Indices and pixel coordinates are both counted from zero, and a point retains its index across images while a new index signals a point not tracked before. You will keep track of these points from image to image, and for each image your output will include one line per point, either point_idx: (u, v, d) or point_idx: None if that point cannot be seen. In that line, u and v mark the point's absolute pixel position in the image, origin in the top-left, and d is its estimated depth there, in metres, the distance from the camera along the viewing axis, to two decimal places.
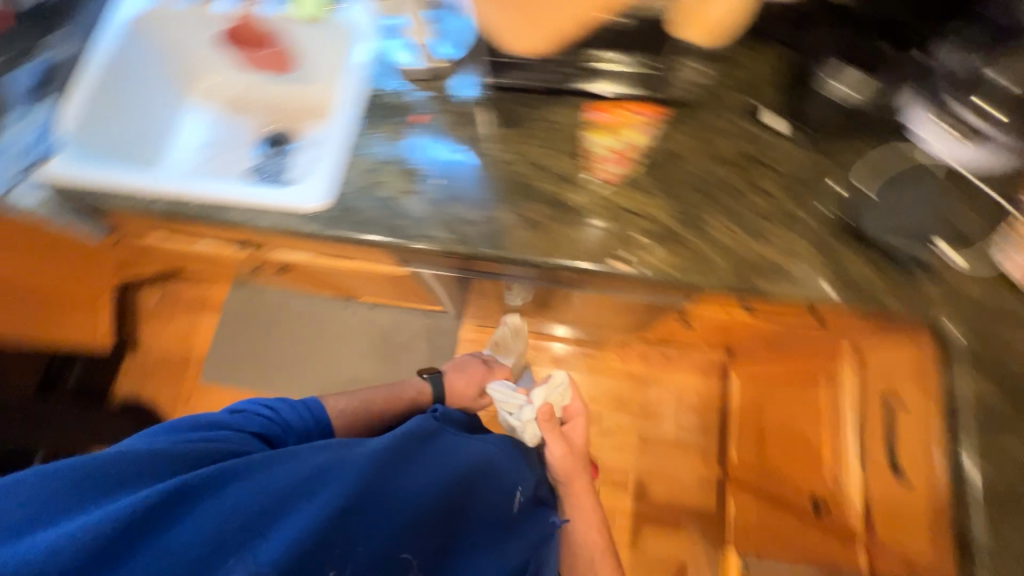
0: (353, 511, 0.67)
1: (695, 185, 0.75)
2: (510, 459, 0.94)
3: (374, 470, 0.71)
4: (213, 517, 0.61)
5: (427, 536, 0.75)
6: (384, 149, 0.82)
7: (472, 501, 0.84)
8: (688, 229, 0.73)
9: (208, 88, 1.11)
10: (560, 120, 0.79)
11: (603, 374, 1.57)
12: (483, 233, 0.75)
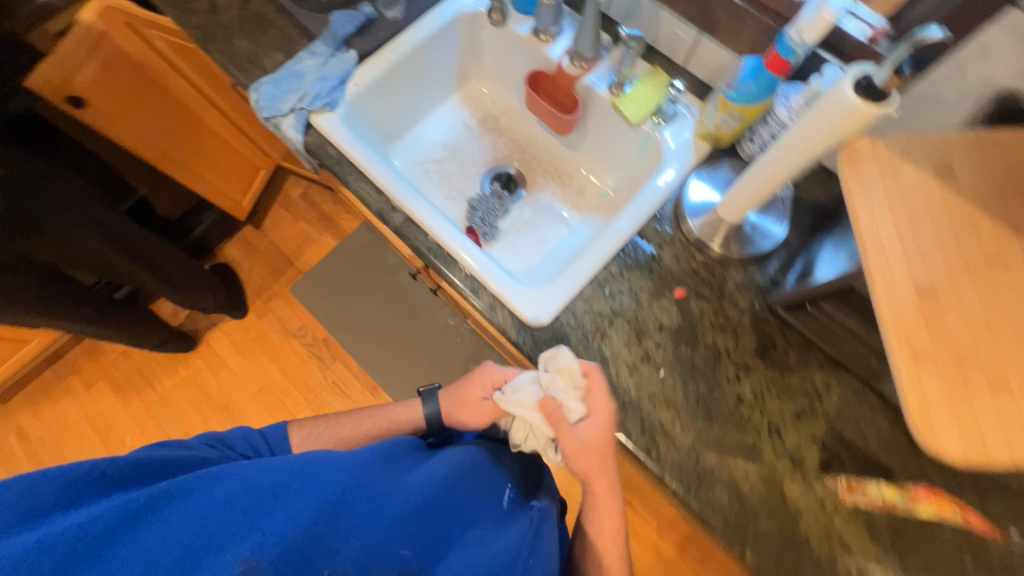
0: (340, 505, 0.50)
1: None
2: (481, 493, 0.62)
3: (356, 462, 0.55)
4: (177, 520, 0.46)
5: (436, 542, 0.53)
6: (630, 303, 0.72)
7: (476, 510, 0.59)
8: None
9: (478, 93, 1.06)
10: (815, 383, 0.68)
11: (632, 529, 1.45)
12: (667, 444, 0.66)
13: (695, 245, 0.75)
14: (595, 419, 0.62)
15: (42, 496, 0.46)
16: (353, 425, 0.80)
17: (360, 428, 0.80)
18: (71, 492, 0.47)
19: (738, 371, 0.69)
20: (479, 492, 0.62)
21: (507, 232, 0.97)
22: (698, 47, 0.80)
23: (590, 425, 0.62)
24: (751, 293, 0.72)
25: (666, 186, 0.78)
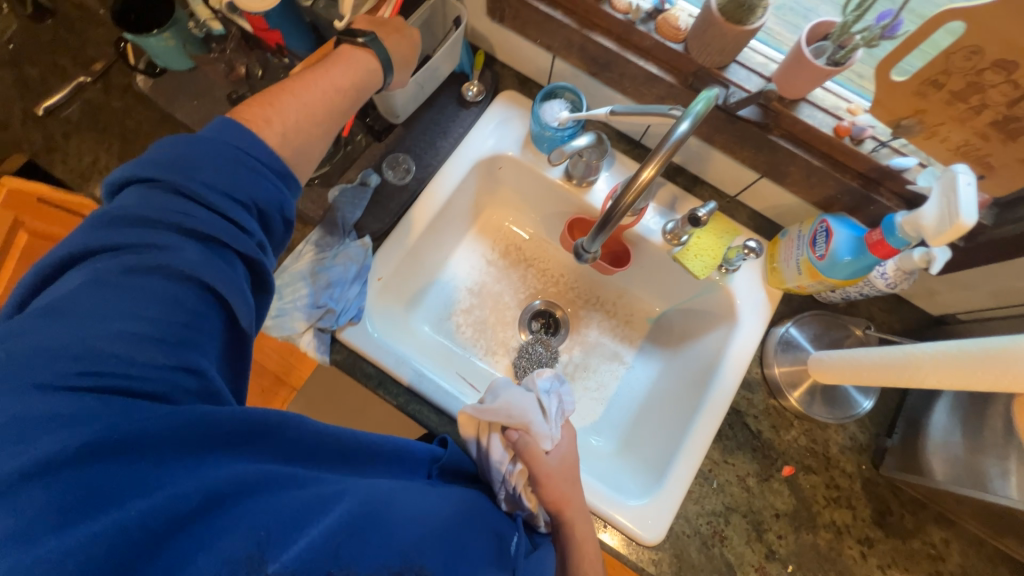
0: (360, 527, 0.39)
1: None
2: (483, 518, 0.52)
3: (393, 489, 0.45)
4: (213, 526, 0.35)
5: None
6: (739, 492, 0.68)
7: (481, 548, 0.49)
8: None
9: (496, 221, 0.93)
10: (935, 541, 0.67)
11: None
12: None
13: (788, 415, 0.71)
14: (571, 435, 0.65)
15: (74, 321, 0.36)
16: (324, 101, 0.54)
17: (336, 78, 0.56)
18: (139, 363, 0.37)
19: (861, 546, 0.67)
20: (491, 533, 0.52)
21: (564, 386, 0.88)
22: (757, 185, 0.73)
23: (561, 446, 0.63)
24: (854, 457, 0.70)
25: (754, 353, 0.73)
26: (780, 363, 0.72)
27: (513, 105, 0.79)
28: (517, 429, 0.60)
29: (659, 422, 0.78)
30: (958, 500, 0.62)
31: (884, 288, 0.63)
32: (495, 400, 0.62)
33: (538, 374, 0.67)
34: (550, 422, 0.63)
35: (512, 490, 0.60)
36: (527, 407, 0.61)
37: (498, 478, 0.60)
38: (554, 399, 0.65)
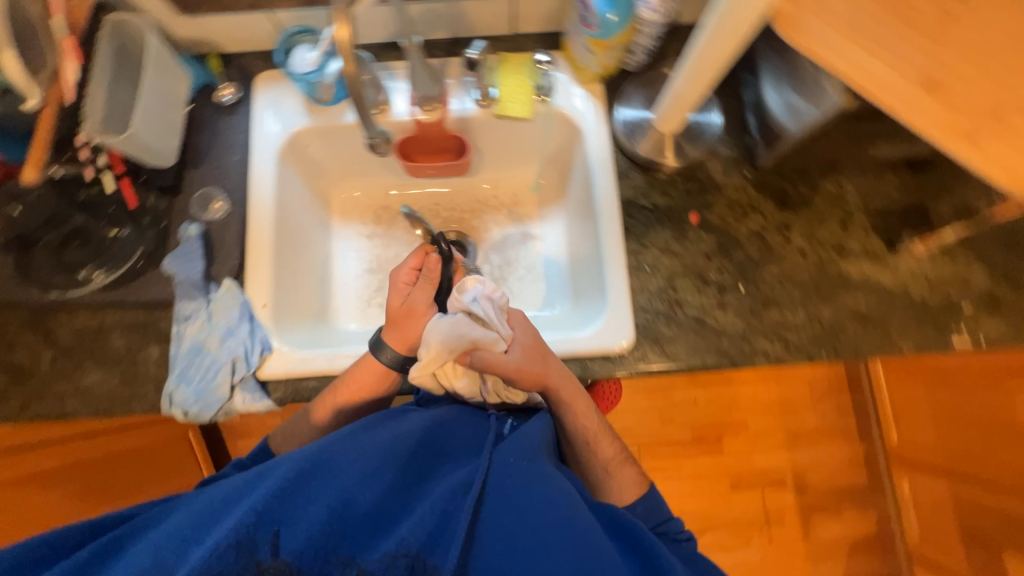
0: (315, 469, 0.52)
1: (1003, 254, 0.72)
2: (470, 424, 0.62)
3: (377, 435, 0.57)
4: (207, 505, 0.51)
5: (419, 489, 0.53)
6: (670, 261, 0.72)
7: (464, 442, 0.60)
8: (992, 284, 0.71)
9: (348, 200, 0.91)
10: (832, 192, 0.74)
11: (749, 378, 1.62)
12: (790, 326, 0.70)
13: (669, 176, 0.75)
14: (520, 327, 0.68)
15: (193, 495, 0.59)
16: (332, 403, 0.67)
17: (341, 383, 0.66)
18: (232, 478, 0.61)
19: (783, 234, 0.73)
20: (483, 432, 0.62)
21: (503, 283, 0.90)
22: (518, 8, 0.74)
23: (516, 341, 0.66)
24: (737, 171, 0.75)
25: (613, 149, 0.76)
26: (633, 143, 0.75)
27: (274, 83, 0.76)
28: (467, 352, 0.64)
29: (586, 258, 0.80)
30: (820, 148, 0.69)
31: (662, 19, 0.66)
32: (427, 349, 0.63)
33: (466, 287, 0.67)
34: (495, 328, 0.65)
35: (504, 396, 0.67)
36: (462, 327, 0.63)
37: (480, 399, 0.67)
38: (489, 301, 0.66)
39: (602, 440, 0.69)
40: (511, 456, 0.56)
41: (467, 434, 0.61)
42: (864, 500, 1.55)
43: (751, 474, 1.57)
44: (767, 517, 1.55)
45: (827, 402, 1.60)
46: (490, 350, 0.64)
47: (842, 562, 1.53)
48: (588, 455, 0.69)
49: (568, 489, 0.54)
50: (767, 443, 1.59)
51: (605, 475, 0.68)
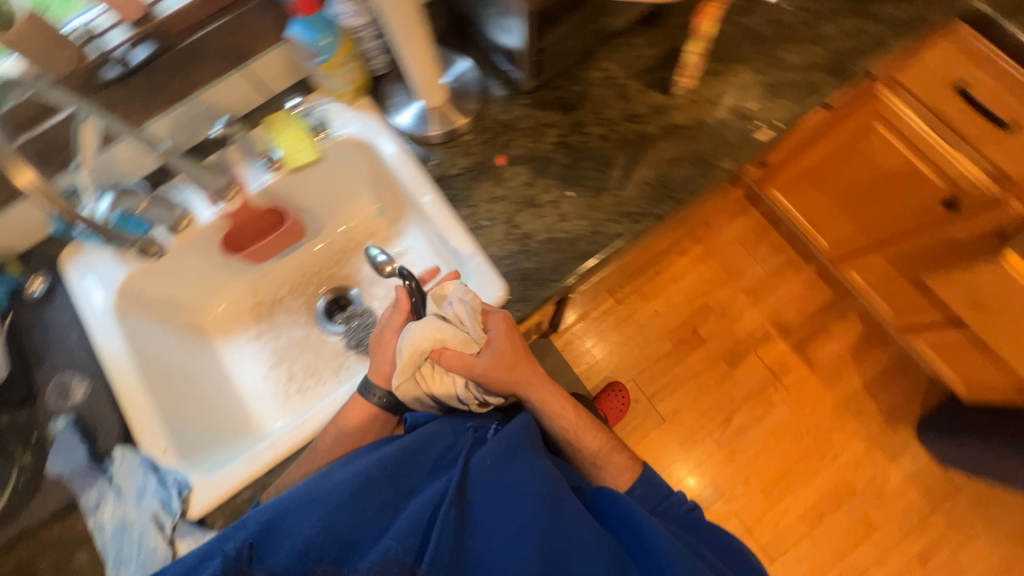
0: (299, 507, 0.58)
1: (753, 48, 0.80)
2: (455, 433, 0.66)
3: (367, 460, 0.62)
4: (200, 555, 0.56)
5: (401, 501, 0.60)
6: (501, 204, 0.76)
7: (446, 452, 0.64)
8: (760, 76, 0.78)
9: (219, 316, 0.92)
10: (599, 76, 0.81)
11: (687, 264, 1.69)
12: (626, 200, 0.75)
13: (463, 136, 0.80)
14: (496, 322, 0.68)
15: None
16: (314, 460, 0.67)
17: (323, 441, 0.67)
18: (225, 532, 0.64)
19: (578, 131, 0.78)
20: (461, 434, 0.66)
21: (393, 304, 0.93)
22: (255, 74, 0.77)
23: (491, 337, 0.67)
24: (516, 104, 0.80)
25: (407, 143, 0.80)
26: (416, 130, 0.79)
27: (80, 254, 0.77)
28: (441, 352, 0.65)
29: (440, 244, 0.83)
30: (559, 48, 0.75)
31: (366, 19, 0.71)
32: (403, 357, 0.65)
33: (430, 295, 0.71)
34: (466, 323, 0.66)
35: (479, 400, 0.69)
36: (436, 327, 0.65)
37: (463, 400, 0.68)
38: (461, 302, 0.67)
39: (587, 434, 0.76)
40: (493, 457, 0.62)
41: (449, 439, 0.66)
42: (839, 306, 1.63)
43: (739, 342, 1.62)
44: (773, 373, 1.60)
45: (761, 246, 1.70)
46: (466, 346, 0.66)
47: (857, 368, 1.59)
48: (578, 449, 0.76)
49: (548, 478, 0.61)
50: (736, 309, 1.65)
51: (596, 466, 0.76)
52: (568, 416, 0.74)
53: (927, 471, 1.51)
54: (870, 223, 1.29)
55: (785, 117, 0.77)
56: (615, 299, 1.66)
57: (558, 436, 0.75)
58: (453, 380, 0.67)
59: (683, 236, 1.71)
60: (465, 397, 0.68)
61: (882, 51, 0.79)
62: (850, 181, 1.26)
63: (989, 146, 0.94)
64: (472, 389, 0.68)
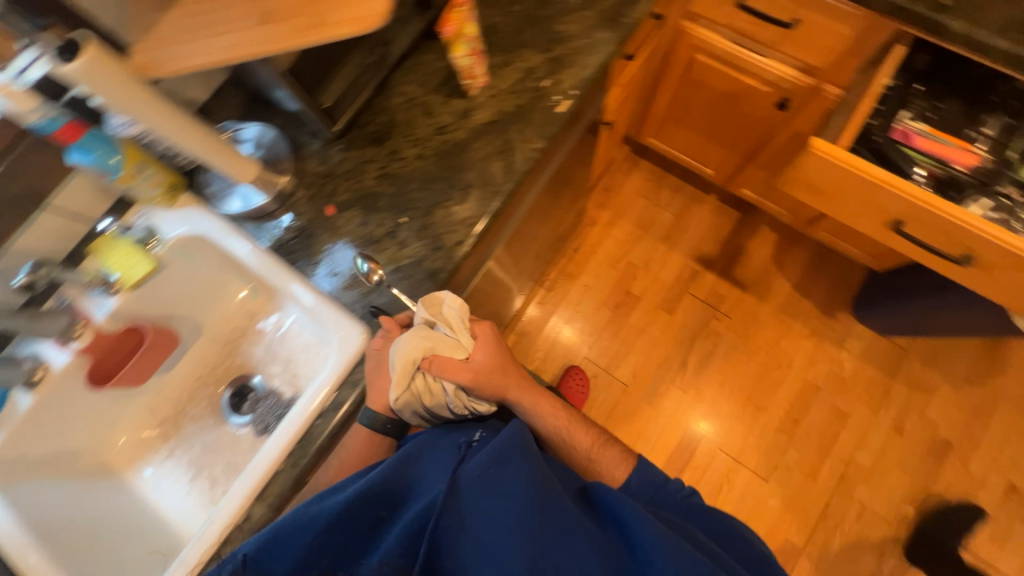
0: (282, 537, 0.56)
1: (530, 30, 0.84)
2: (440, 449, 0.65)
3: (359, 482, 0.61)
4: None
5: (392, 516, 0.58)
6: (343, 252, 0.77)
7: (430, 468, 0.62)
8: (544, 53, 0.82)
9: (123, 448, 0.89)
10: (400, 101, 0.83)
11: (601, 231, 1.73)
12: (458, 207, 0.76)
13: (293, 199, 0.81)
14: (481, 331, 0.74)
15: None
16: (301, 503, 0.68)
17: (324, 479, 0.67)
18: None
19: (395, 158, 0.80)
20: (448, 449, 0.64)
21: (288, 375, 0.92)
22: (65, 209, 0.77)
23: (478, 345, 0.73)
24: (332, 152, 0.82)
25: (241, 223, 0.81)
26: (243, 209, 0.80)
27: None
28: (430, 359, 0.67)
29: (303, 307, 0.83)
30: (346, 91, 0.78)
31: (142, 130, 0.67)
32: (396, 366, 0.65)
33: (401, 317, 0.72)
34: (454, 331, 0.70)
35: (467, 408, 0.71)
36: (424, 332, 0.67)
37: (450, 407, 0.69)
38: (450, 308, 0.70)
39: (576, 433, 0.79)
40: (489, 455, 0.60)
41: (443, 452, 0.64)
42: (749, 223, 1.70)
43: (672, 288, 1.67)
44: (712, 305, 1.64)
45: (662, 192, 1.75)
46: (457, 349, 0.70)
47: (782, 274, 1.65)
48: (572, 448, 0.78)
49: (539, 479, 0.58)
50: (658, 258, 1.70)
51: (592, 462, 0.78)
52: (559, 417, 0.79)
53: (875, 346, 1.57)
54: (733, 141, 1.35)
55: (577, 82, 0.80)
56: (545, 287, 1.69)
57: (550, 437, 0.78)
58: (444, 388, 0.69)
59: (588, 207, 1.75)
60: (455, 404, 0.70)
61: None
62: (699, 111, 1.32)
63: (786, 45, 1.00)
64: (462, 395, 0.70)
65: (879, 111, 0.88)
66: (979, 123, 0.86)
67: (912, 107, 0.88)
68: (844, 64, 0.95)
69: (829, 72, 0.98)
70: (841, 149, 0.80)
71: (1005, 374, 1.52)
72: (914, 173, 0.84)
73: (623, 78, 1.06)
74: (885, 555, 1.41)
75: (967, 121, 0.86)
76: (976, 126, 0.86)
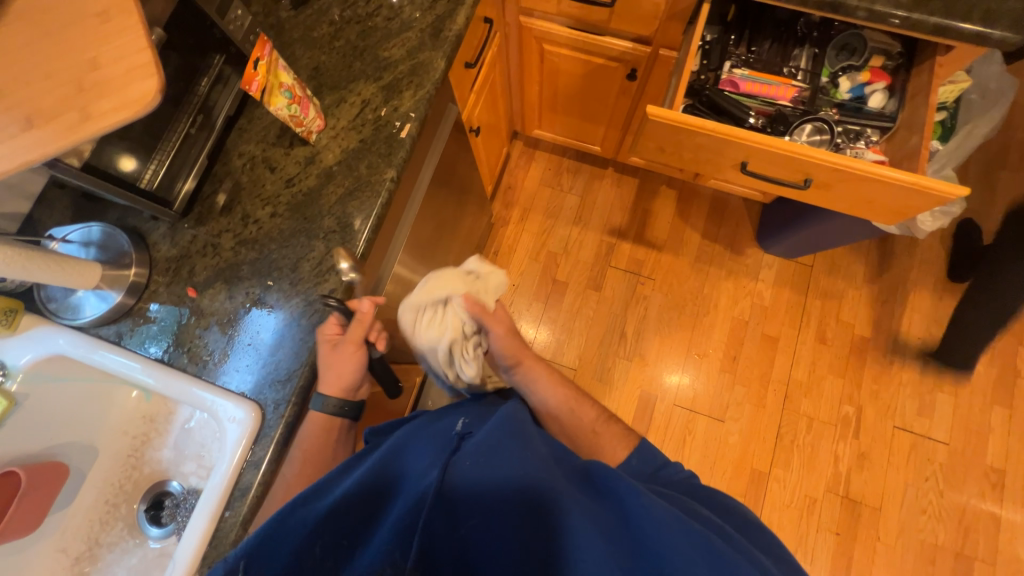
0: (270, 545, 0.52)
1: (359, 64, 0.83)
2: (428, 441, 0.63)
3: (344, 484, 0.57)
4: None
5: (384, 513, 0.55)
6: (218, 332, 0.73)
7: (417, 460, 0.59)
8: (378, 82, 0.82)
9: None
10: (240, 162, 0.80)
11: (515, 228, 1.75)
12: (325, 258, 0.74)
13: (149, 291, 0.76)
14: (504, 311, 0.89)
15: None
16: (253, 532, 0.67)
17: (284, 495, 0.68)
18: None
19: (249, 223, 0.77)
20: (433, 442, 0.62)
21: (193, 464, 0.86)
22: None
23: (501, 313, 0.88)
24: (179, 233, 0.78)
25: (101, 332, 0.76)
26: (97, 319, 0.75)
27: None
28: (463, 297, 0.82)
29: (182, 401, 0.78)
30: (174, 168, 0.74)
31: None
32: (447, 273, 0.83)
33: (351, 305, 0.71)
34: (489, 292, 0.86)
35: (456, 355, 0.80)
36: (469, 278, 0.84)
37: (439, 343, 0.80)
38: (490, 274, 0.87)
39: (580, 407, 0.83)
40: (479, 438, 0.58)
41: (427, 442, 0.63)
42: (649, 186, 1.77)
43: (595, 266, 1.71)
44: (634, 272, 1.70)
45: (562, 177, 1.80)
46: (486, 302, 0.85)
47: (690, 226, 1.74)
48: (578, 418, 0.81)
49: (535, 462, 0.56)
50: (575, 240, 1.74)
51: (597, 435, 0.80)
52: (565, 389, 0.84)
53: (785, 270, 1.69)
54: (605, 116, 1.41)
55: (416, 104, 0.80)
56: None
57: (556, 410, 0.81)
58: (451, 326, 0.80)
59: (497, 209, 1.77)
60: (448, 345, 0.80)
61: (460, 7, 0.85)
62: (565, 95, 1.36)
63: (614, 22, 1.05)
64: (461, 342, 0.81)
65: (702, 68, 0.95)
66: (790, 57, 0.94)
67: (731, 56, 0.95)
68: (667, 29, 1.01)
69: (658, 40, 1.04)
70: (672, 111, 0.85)
71: (896, 266, 1.68)
72: (744, 116, 0.91)
73: (474, 85, 1.07)
74: (839, 456, 1.52)
75: (780, 57, 0.94)
76: (788, 61, 0.93)
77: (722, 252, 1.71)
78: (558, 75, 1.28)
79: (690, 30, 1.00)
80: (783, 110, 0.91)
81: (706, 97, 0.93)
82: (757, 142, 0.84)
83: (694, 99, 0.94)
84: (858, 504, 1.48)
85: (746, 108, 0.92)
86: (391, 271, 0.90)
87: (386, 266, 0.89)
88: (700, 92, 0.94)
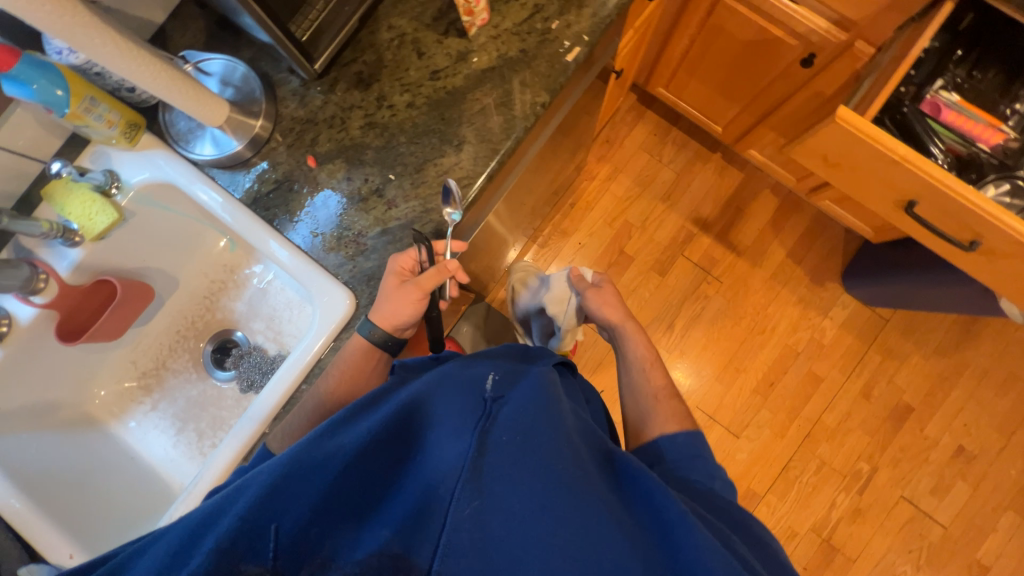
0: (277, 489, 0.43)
1: None
2: (458, 386, 0.53)
3: (365, 424, 0.49)
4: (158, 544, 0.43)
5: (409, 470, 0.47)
6: (328, 211, 0.71)
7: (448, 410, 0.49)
8: None
9: (103, 401, 0.88)
10: (388, 35, 0.73)
11: (599, 186, 1.66)
12: (453, 167, 0.70)
13: (269, 148, 0.73)
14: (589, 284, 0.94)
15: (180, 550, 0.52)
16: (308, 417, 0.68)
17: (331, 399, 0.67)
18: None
19: (383, 105, 0.72)
20: (468, 391, 0.51)
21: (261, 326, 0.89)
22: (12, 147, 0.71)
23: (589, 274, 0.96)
24: (310, 94, 0.73)
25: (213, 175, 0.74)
26: (213, 160, 0.73)
27: None
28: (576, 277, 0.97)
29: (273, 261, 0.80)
30: (326, 22, 0.68)
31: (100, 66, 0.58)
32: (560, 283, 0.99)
33: (437, 249, 0.68)
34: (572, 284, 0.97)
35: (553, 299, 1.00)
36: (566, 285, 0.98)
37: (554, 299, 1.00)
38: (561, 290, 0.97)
39: (653, 371, 0.85)
40: (517, 412, 0.48)
41: (456, 392, 0.52)
42: (751, 186, 1.65)
43: (666, 250, 1.64)
44: (703, 269, 1.63)
45: (665, 148, 1.67)
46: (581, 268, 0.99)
47: (778, 240, 1.63)
48: (645, 382, 0.83)
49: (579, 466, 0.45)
50: (655, 218, 1.65)
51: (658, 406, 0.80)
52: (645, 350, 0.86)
53: (858, 315, 1.61)
54: (748, 96, 1.26)
55: (593, 27, 0.71)
56: (538, 244, 1.65)
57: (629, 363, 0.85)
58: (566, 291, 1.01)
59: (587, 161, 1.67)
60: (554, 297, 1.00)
61: None
62: (715, 60, 1.22)
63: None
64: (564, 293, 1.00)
65: (907, 78, 0.82)
66: (1012, 96, 0.80)
67: (945, 73, 0.82)
68: (881, 22, 0.86)
69: (862, 30, 0.90)
70: (861, 120, 0.75)
71: (974, 348, 1.58)
72: (931, 148, 0.80)
73: (637, 21, 0.95)
74: (836, 504, 1.54)
75: (998, 93, 0.81)
76: (1007, 100, 0.81)
77: (801, 277, 1.62)
78: (721, 36, 1.13)
79: (907, 30, 0.86)
80: (979, 155, 0.80)
81: (897, 114, 0.82)
82: (943, 181, 0.74)
83: (883, 112, 0.83)
84: (835, 550, 1.52)
85: (938, 139, 0.80)
86: (499, 200, 0.86)
87: (495, 193, 0.85)
88: (893, 106, 0.82)
